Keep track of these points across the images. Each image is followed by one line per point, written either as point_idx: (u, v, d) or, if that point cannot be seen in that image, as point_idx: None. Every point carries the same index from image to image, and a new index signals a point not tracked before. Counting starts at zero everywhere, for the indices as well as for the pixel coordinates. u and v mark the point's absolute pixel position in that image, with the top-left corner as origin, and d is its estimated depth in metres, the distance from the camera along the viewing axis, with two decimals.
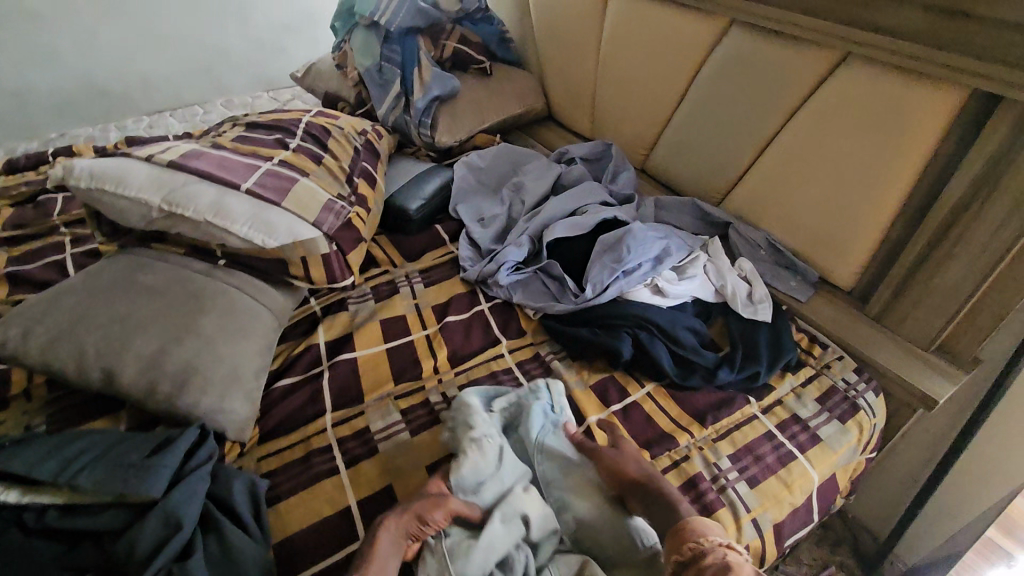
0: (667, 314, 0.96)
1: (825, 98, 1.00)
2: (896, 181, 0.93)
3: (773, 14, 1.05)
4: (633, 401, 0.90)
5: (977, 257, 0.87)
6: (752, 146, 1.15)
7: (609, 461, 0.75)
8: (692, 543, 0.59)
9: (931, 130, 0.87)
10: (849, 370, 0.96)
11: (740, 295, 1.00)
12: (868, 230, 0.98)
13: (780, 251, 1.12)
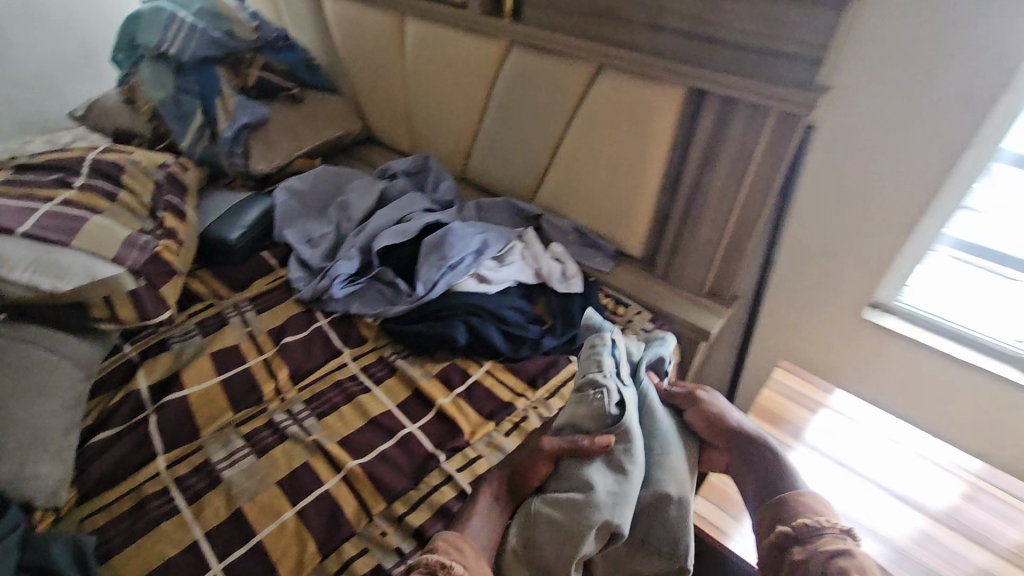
0: (494, 298, 1.06)
1: (592, 102, 1.19)
2: (652, 163, 1.14)
3: (541, 34, 1.22)
4: (474, 381, 0.98)
5: (716, 215, 1.12)
6: (548, 147, 1.33)
7: (710, 408, 0.83)
8: (804, 519, 0.66)
9: (668, 120, 1.09)
10: (646, 321, 1.16)
11: (555, 274, 1.15)
12: (642, 206, 1.19)
13: (583, 235, 1.29)
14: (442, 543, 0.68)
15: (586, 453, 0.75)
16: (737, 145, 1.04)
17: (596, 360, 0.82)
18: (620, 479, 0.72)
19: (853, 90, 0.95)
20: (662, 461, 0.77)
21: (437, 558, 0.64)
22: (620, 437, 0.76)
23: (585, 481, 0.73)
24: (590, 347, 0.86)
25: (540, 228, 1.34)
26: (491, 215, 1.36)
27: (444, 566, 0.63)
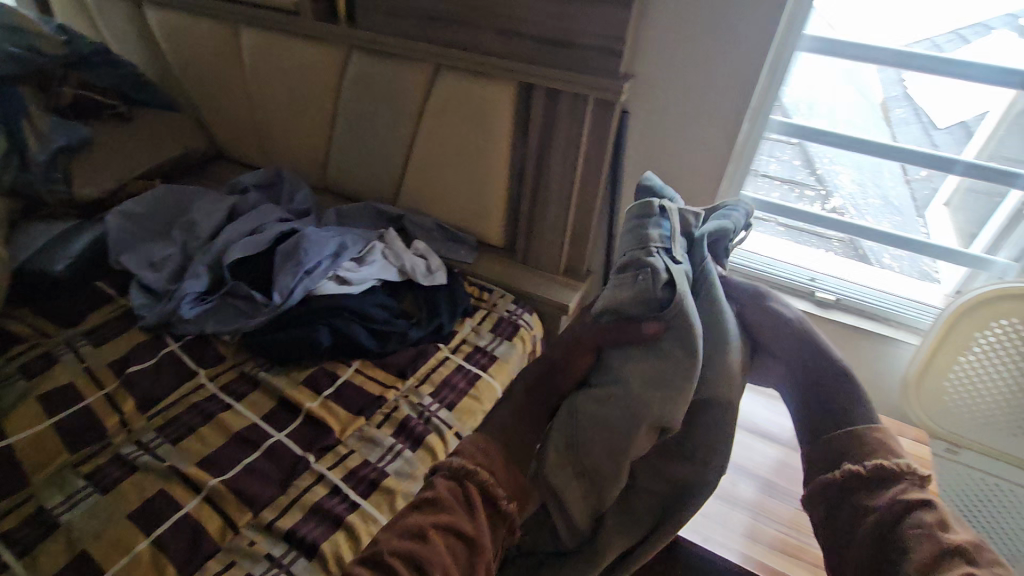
0: (356, 298, 1.07)
1: (435, 101, 1.25)
2: (498, 155, 1.23)
3: (377, 39, 1.26)
4: (344, 380, 0.99)
5: (560, 197, 1.22)
6: (400, 148, 1.36)
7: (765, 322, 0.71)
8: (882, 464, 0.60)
9: (504, 114, 1.18)
10: (510, 302, 1.23)
11: (419, 269, 1.17)
12: (496, 196, 1.28)
13: (446, 230, 1.36)
14: (467, 444, 0.61)
15: (636, 340, 0.67)
16: (566, 132, 1.14)
17: (637, 235, 0.69)
18: (670, 366, 0.64)
19: (654, 76, 1.09)
20: (719, 351, 0.67)
21: (463, 463, 0.59)
22: (671, 324, 0.65)
23: (610, 361, 0.69)
24: (638, 223, 0.71)
25: (403, 227, 1.37)
26: (353, 220, 1.36)
27: (463, 476, 0.58)
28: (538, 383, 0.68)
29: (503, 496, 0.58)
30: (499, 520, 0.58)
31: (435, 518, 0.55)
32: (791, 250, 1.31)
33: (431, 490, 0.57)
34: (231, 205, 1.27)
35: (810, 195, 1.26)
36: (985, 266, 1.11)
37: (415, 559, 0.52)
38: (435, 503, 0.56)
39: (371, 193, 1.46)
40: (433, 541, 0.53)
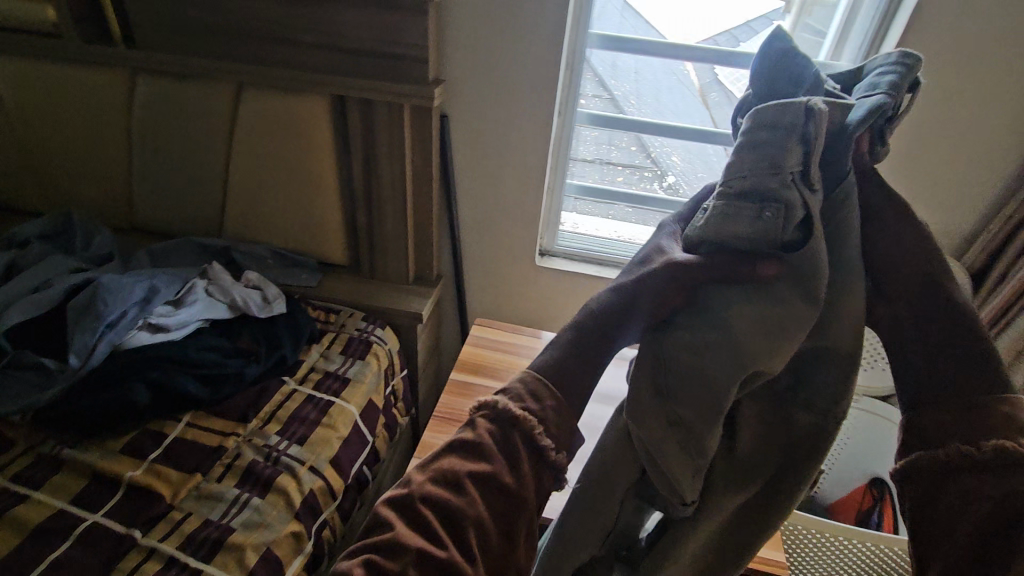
0: (177, 345, 0.96)
1: (245, 121, 1.18)
2: (324, 171, 1.19)
3: (165, 59, 1.15)
4: (173, 438, 0.89)
5: (394, 207, 1.21)
6: (215, 174, 1.26)
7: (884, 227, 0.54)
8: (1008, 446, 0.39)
9: (322, 129, 1.15)
10: (360, 320, 1.19)
11: (252, 302, 1.09)
12: (329, 213, 1.24)
13: (281, 255, 1.28)
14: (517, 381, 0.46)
15: (745, 281, 0.46)
16: (387, 141, 1.13)
17: (779, 144, 0.43)
18: (792, 314, 0.45)
19: (465, 80, 1.13)
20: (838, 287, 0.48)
21: (507, 402, 0.44)
22: (795, 266, 0.45)
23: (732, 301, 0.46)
24: (782, 131, 0.43)
25: (231, 260, 1.26)
26: (170, 259, 1.22)
27: (511, 417, 0.44)
28: (601, 329, 0.48)
29: (555, 447, 0.44)
30: (548, 474, 0.44)
31: (474, 462, 0.42)
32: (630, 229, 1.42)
33: (471, 429, 0.44)
34: (6, 262, 1.08)
35: (647, 177, 1.36)
36: None
37: (442, 509, 0.40)
38: (475, 445, 0.43)
39: (189, 228, 1.33)
40: (468, 489, 0.41)
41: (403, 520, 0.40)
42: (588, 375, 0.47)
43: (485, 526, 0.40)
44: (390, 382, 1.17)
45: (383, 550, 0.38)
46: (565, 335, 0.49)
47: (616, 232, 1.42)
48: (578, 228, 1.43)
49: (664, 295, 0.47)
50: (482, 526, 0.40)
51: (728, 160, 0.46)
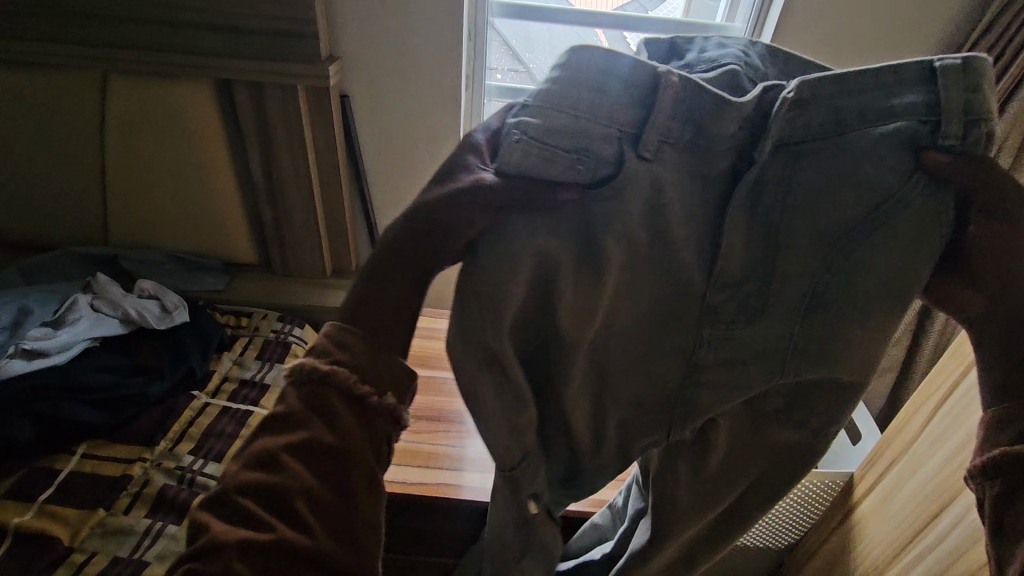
0: (61, 370, 0.86)
1: (116, 114, 1.05)
2: (218, 163, 1.10)
3: (9, 46, 1.00)
4: (68, 474, 0.80)
5: (300, 197, 1.13)
6: (89, 176, 1.12)
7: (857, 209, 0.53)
8: None
9: (210, 117, 1.05)
10: (275, 321, 1.12)
11: (148, 313, 0.99)
12: (230, 209, 1.15)
13: (181, 259, 1.19)
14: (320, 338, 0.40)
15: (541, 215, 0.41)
16: (284, 127, 1.05)
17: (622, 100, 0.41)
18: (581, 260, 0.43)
19: (364, 56, 1.06)
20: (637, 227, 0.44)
21: (310, 361, 0.39)
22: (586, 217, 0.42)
23: (546, 231, 0.41)
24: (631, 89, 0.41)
25: (122, 269, 1.15)
26: (47, 274, 1.09)
27: (317, 376, 0.38)
28: (411, 247, 0.40)
29: (370, 390, 0.39)
30: (376, 418, 0.39)
31: (287, 435, 0.37)
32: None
33: (280, 401, 0.39)
34: None
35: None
36: None
37: (257, 499, 0.35)
38: (284, 416, 0.38)
39: (67, 238, 1.19)
40: (285, 464, 0.36)
41: (220, 519, 0.35)
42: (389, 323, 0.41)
43: (315, 492, 0.36)
44: None
45: (194, 559, 0.34)
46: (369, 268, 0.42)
47: None
48: None
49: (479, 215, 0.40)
50: (309, 494, 0.36)
51: (568, 79, 0.41)
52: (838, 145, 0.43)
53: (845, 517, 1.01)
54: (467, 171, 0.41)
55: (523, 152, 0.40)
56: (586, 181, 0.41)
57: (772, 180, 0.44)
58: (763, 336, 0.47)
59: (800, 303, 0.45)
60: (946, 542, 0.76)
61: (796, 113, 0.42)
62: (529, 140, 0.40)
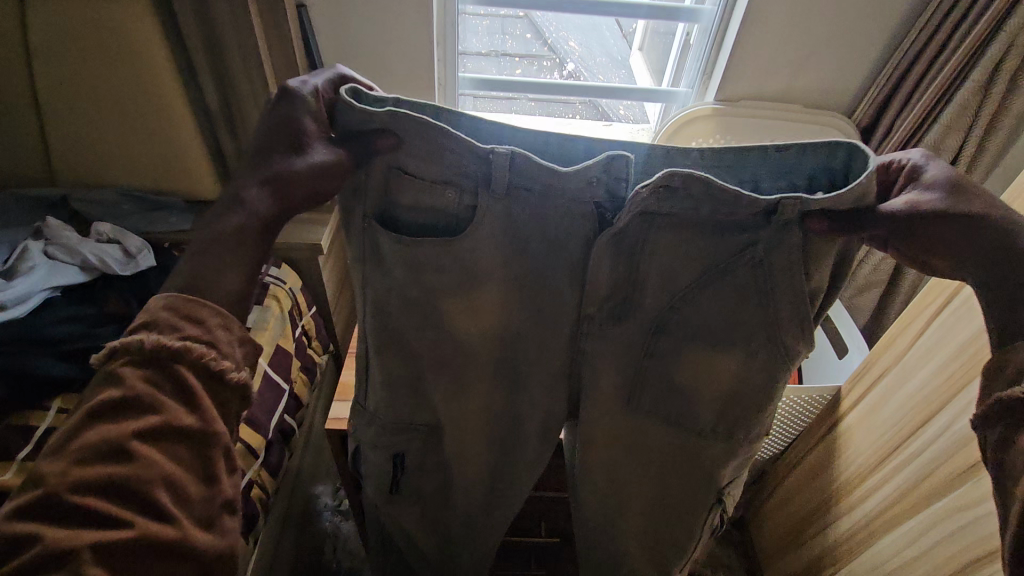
0: (21, 323, 0.81)
1: (40, 34, 0.92)
2: (166, 89, 0.99)
3: None
4: (47, 430, 0.77)
5: (264, 126, 1.04)
6: (19, 108, 1.00)
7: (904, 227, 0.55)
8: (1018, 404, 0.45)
9: (150, 35, 0.93)
10: None
11: (109, 259, 0.94)
12: (187, 141, 1.05)
13: (140, 197, 1.10)
14: (166, 319, 0.49)
15: (421, 214, 0.63)
16: (237, 43, 0.93)
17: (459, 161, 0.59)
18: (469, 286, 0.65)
19: None
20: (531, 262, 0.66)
21: (159, 344, 0.47)
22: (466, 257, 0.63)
23: (404, 210, 0.63)
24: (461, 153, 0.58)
25: (75, 211, 1.06)
26: None
27: (170, 360, 0.48)
28: (280, 207, 0.55)
29: (223, 372, 0.50)
30: (229, 392, 0.51)
31: (136, 424, 0.46)
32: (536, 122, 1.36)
33: (121, 388, 0.47)
34: None
35: (547, 66, 1.36)
36: (673, 98, 1.22)
37: (114, 486, 0.44)
38: (131, 404, 0.46)
39: (8, 179, 1.09)
40: (140, 451, 0.45)
41: (72, 507, 0.43)
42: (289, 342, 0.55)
43: (173, 475, 0.46)
44: (299, 323, 1.06)
45: (50, 547, 0.41)
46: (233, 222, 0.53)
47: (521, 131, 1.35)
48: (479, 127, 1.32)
49: (326, 186, 0.56)
50: (170, 478, 0.46)
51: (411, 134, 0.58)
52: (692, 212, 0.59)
53: (830, 428, 1.04)
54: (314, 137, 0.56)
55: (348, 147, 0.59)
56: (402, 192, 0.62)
57: (632, 235, 0.63)
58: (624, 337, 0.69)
59: (648, 325, 0.68)
60: (930, 450, 0.79)
61: (663, 194, 0.58)
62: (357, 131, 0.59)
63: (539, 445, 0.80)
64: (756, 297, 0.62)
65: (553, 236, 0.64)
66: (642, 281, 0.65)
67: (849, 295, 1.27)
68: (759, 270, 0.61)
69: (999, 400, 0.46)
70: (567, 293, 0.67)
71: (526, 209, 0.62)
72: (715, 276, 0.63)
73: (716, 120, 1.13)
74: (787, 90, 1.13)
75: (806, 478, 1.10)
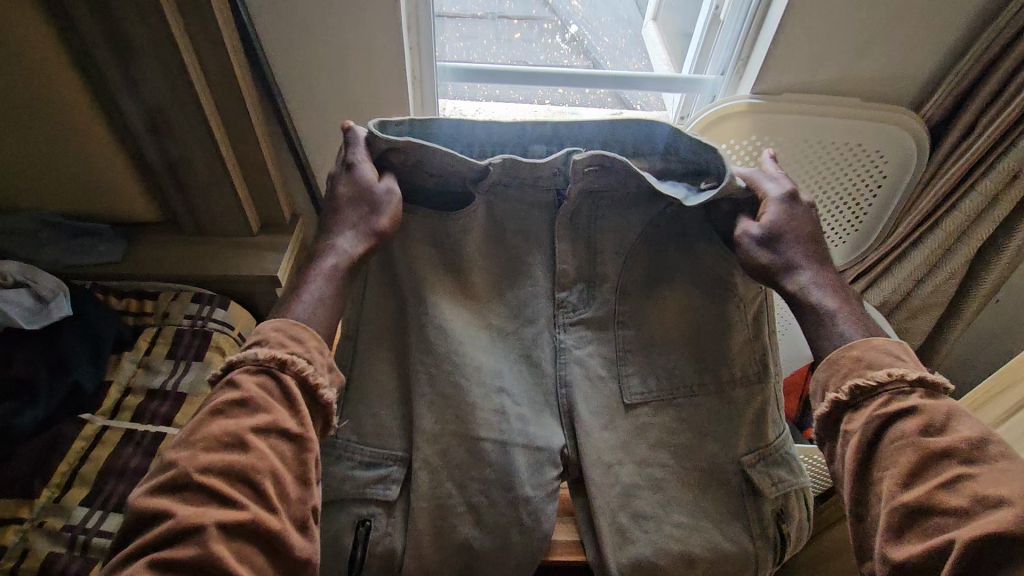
0: None
1: None
2: (69, 97, 0.79)
3: None
4: None
5: (198, 139, 0.85)
6: None
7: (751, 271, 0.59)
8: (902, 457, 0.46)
9: (36, 32, 0.72)
10: (189, 301, 0.88)
11: (13, 308, 0.76)
12: (106, 158, 0.86)
13: (64, 222, 0.91)
14: (272, 333, 0.52)
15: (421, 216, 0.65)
16: (144, 34, 0.74)
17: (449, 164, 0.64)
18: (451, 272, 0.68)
19: None
20: (496, 251, 0.69)
21: (272, 354, 0.50)
22: (449, 251, 0.67)
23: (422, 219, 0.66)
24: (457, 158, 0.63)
25: None
26: None
27: (277, 368, 0.50)
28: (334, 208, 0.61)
29: (319, 388, 0.51)
30: (316, 409, 0.52)
31: (253, 420, 0.47)
32: (531, 109, 1.13)
33: (235, 388, 0.48)
34: None
35: (549, 30, 1.09)
36: (696, 87, 1.00)
37: (232, 475, 0.45)
38: (245, 405, 0.48)
39: None
40: (254, 444, 0.46)
41: (193, 493, 0.44)
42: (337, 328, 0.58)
43: (280, 472, 0.47)
44: None
45: (173, 533, 0.42)
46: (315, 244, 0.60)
47: (513, 120, 1.11)
48: None
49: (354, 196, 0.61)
50: (277, 474, 0.46)
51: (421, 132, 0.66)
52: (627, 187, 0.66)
53: None
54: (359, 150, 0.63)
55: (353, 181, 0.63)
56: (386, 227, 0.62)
57: (583, 215, 0.68)
58: (609, 309, 0.69)
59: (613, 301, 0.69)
60: None
61: (600, 169, 0.64)
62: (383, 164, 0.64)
63: (546, 509, 0.66)
64: (687, 261, 0.66)
65: (523, 221, 0.68)
66: (597, 262, 0.69)
67: (901, 319, 1.08)
68: (682, 234, 0.67)
69: (832, 402, 0.51)
70: (540, 280, 0.69)
71: (501, 202, 0.68)
72: (646, 248, 0.68)
73: (754, 120, 0.91)
74: (840, 83, 0.90)
75: None
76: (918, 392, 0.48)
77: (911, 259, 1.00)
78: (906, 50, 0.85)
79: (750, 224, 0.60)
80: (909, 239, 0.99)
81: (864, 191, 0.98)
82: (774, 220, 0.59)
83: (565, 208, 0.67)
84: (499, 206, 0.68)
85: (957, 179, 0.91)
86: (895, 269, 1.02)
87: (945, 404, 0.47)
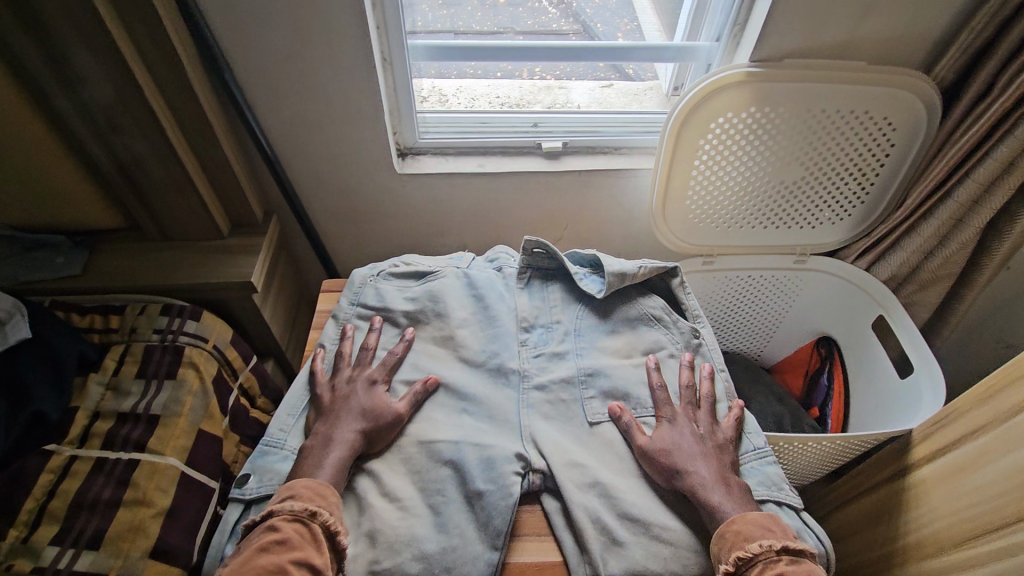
0: None
1: None
2: None
3: None
4: None
5: (149, 137, 0.79)
6: None
7: (658, 466, 0.70)
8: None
9: None
10: (158, 315, 0.82)
11: None
12: (52, 165, 0.79)
13: (16, 235, 0.84)
14: (304, 489, 0.61)
15: (420, 323, 0.86)
16: (78, 29, 0.67)
17: (432, 266, 0.92)
18: (432, 325, 0.86)
19: None
20: (469, 315, 0.86)
21: (306, 504, 0.59)
22: (423, 309, 0.86)
23: (393, 287, 0.89)
24: (439, 263, 0.93)
25: None
26: None
27: (308, 516, 0.58)
28: (349, 302, 0.87)
29: (340, 529, 0.59)
30: (332, 553, 0.58)
31: (288, 553, 0.54)
32: (514, 84, 1.05)
33: (274, 532, 0.56)
34: None
35: None
36: (690, 55, 0.93)
37: None
38: (283, 540, 0.55)
39: None
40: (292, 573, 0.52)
41: None
42: (345, 411, 0.72)
43: None
44: (233, 389, 0.85)
45: None
46: (335, 331, 0.84)
47: (496, 99, 1.03)
48: (447, 101, 1.01)
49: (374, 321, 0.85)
50: None
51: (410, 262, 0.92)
52: (555, 264, 0.91)
53: (896, 475, 0.85)
54: (391, 267, 0.92)
55: (350, 306, 0.87)
56: (397, 389, 0.78)
57: (538, 280, 0.91)
58: (563, 344, 0.84)
59: (570, 337, 0.85)
60: None
61: (537, 253, 0.89)
62: (359, 284, 0.89)
63: (499, 504, 0.67)
64: (616, 323, 0.86)
65: (495, 288, 0.89)
66: (557, 316, 0.87)
67: (908, 293, 1.04)
68: (611, 296, 0.88)
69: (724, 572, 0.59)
70: (509, 325, 0.85)
71: (473, 280, 0.90)
72: (591, 309, 0.87)
73: (753, 90, 0.84)
74: (848, 44, 0.83)
75: (857, 525, 0.92)
76: (784, 559, 0.58)
77: (920, 232, 0.95)
78: (918, 6, 0.78)
79: (642, 438, 0.72)
80: (920, 211, 0.94)
81: (871, 161, 0.92)
82: (660, 436, 0.72)
83: (510, 284, 0.90)
84: (468, 282, 0.90)
85: (971, 146, 0.84)
86: (892, 254, 1.00)
87: (806, 569, 0.57)
